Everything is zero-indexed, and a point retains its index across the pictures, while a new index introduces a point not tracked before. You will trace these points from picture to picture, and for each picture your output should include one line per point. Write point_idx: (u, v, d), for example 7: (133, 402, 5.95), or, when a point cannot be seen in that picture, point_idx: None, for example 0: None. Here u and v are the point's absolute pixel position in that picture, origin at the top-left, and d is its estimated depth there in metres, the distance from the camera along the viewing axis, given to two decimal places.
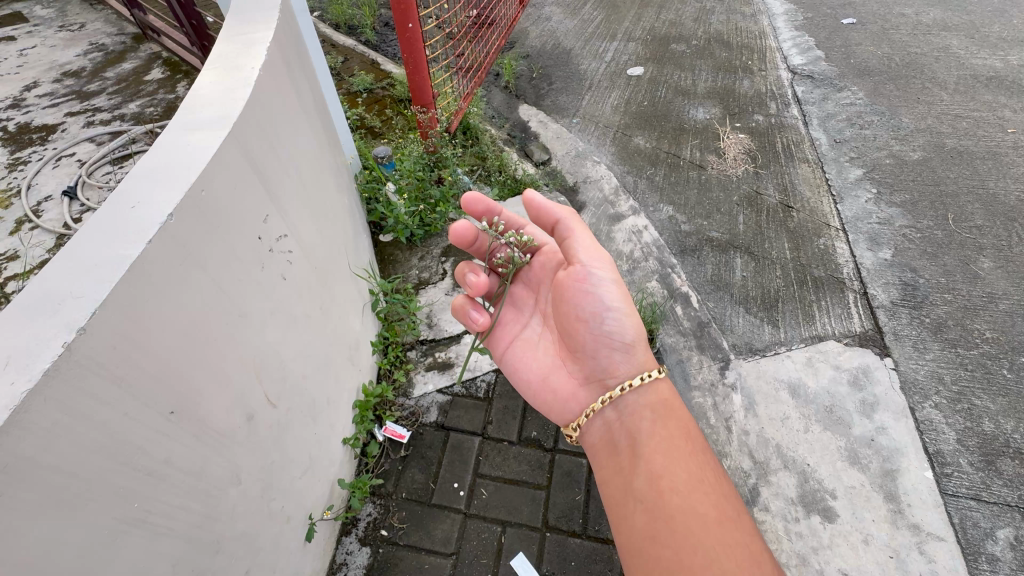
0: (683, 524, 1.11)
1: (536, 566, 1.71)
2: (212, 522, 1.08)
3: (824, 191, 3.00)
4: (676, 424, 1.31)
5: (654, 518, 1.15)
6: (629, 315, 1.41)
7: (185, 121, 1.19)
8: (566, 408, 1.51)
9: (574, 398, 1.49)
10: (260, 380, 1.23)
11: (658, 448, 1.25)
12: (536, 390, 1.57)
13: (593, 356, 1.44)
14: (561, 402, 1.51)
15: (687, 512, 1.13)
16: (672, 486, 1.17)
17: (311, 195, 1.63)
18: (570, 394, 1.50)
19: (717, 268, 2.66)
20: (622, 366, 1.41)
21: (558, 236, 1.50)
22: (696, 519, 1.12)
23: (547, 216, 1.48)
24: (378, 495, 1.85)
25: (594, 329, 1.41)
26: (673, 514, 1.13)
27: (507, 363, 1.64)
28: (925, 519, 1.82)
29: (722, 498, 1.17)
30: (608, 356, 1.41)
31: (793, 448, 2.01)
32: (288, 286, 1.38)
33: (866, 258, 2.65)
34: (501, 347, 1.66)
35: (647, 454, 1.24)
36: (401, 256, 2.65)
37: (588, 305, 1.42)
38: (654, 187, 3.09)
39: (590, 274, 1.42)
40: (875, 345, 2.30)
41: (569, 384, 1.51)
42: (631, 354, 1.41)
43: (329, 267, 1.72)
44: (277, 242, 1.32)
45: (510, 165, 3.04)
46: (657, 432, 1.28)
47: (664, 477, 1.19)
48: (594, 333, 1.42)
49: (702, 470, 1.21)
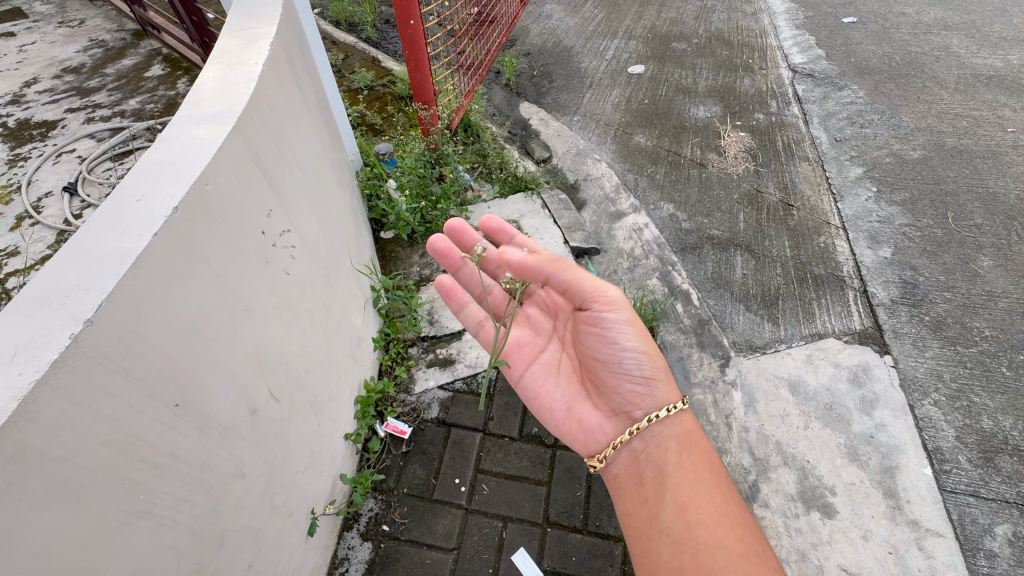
0: (709, 558, 1.16)
1: (538, 561, 1.71)
2: (216, 515, 1.08)
3: (824, 189, 3.01)
4: (700, 455, 1.36)
5: (681, 549, 1.19)
6: (648, 352, 1.44)
7: (188, 116, 1.19)
8: (593, 439, 1.49)
9: (600, 428, 1.49)
10: (263, 375, 1.23)
11: (684, 480, 1.29)
12: (560, 421, 1.56)
13: (618, 390, 1.47)
14: (586, 432, 1.50)
15: (714, 546, 1.18)
16: (699, 518, 1.23)
17: (314, 192, 1.63)
18: (596, 424, 1.49)
19: (718, 266, 2.66)
20: (646, 399, 1.43)
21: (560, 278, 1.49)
22: (723, 553, 1.17)
23: (536, 273, 1.51)
24: (380, 491, 1.85)
25: (615, 366, 1.46)
26: (700, 547, 1.18)
27: (527, 391, 1.63)
28: (924, 515, 1.83)
29: (747, 533, 1.22)
30: (632, 390, 1.44)
31: (793, 445, 2.02)
32: (291, 281, 1.38)
33: (866, 256, 2.66)
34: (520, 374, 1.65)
35: (674, 486, 1.29)
36: (402, 253, 2.66)
37: (607, 345, 1.46)
38: (655, 185, 3.09)
39: (602, 319, 1.46)
40: (874, 343, 2.31)
41: (595, 415, 1.51)
42: (653, 387, 1.43)
43: (332, 263, 1.72)
44: (280, 237, 1.33)
45: (511, 162, 3.04)
46: (683, 464, 1.33)
47: (690, 510, 1.24)
48: (616, 371, 1.46)
49: (727, 504, 1.26)
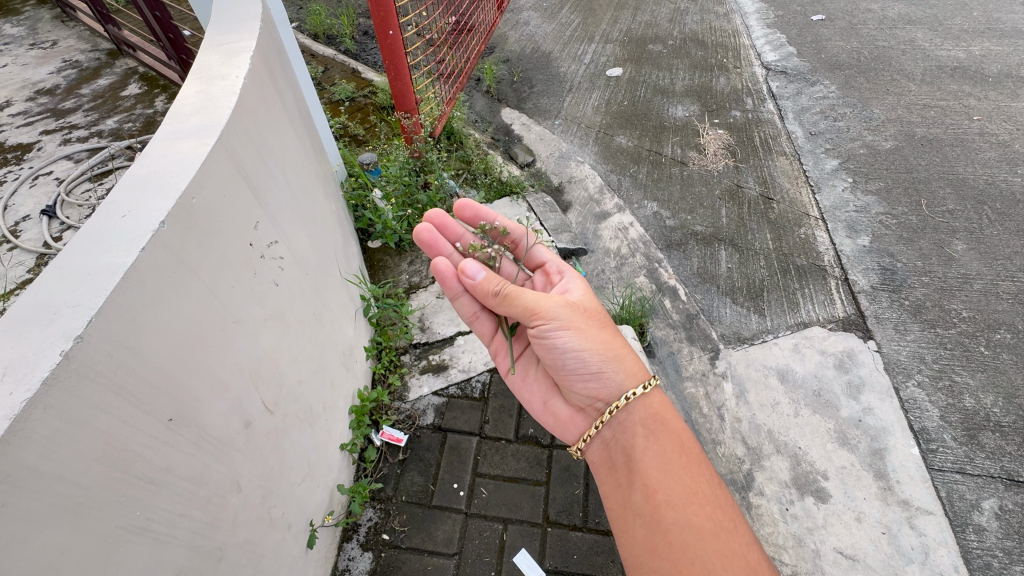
0: (679, 538, 1.18)
1: (539, 561, 1.72)
2: (214, 530, 1.07)
3: (802, 182, 3.08)
4: (669, 438, 1.35)
5: (652, 531, 1.21)
6: (590, 354, 1.43)
7: (171, 131, 1.19)
8: (566, 432, 1.57)
9: (572, 422, 1.56)
10: (256, 387, 1.23)
11: (654, 465, 1.30)
12: (539, 414, 1.68)
13: (574, 388, 1.51)
14: (560, 426, 1.60)
15: (684, 526, 1.19)
16: (668, 500, 1.23)
17: (300, 204, 1.64)
18: (568, 419, 1.57)
19: (703, 261, 2.71)
20: (603, 391, 1.44)
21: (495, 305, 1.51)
22: (692, 532, 1.18)
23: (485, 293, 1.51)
24: (378, 500, 1.85)
25: (563, 368, 1.49)
26: (670, 528, 1.20)
27: (514, 387, 1.76)
28: (915, 494, 1.87)
29: (717, 509, 1.23)
30: (585, 387, 1.47)
31: (785, 432, 2.06)
32: (281, 293, 1.38)
33: (845, 246, 2.72)
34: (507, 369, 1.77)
35: (644, 471, 1.29)
36: (390, 261, 2.67)
37: (550, 356, 1.49)
38: (638, 184, 3.14)
39: (540, 332, 1.46)
40: (858, 329, 2.37)
41: (566, 410, 1.58)
42: (604, 379, 1.43)
43: (320, 273, 1.71)
44: (267, 248, 1.32)
45: (495, 168, 3.07)
46: (652, 447, 1.33)
47: (659, 492, 1.25)
48: (565, 374, 1.49)
49: (696, 483, 1.27)
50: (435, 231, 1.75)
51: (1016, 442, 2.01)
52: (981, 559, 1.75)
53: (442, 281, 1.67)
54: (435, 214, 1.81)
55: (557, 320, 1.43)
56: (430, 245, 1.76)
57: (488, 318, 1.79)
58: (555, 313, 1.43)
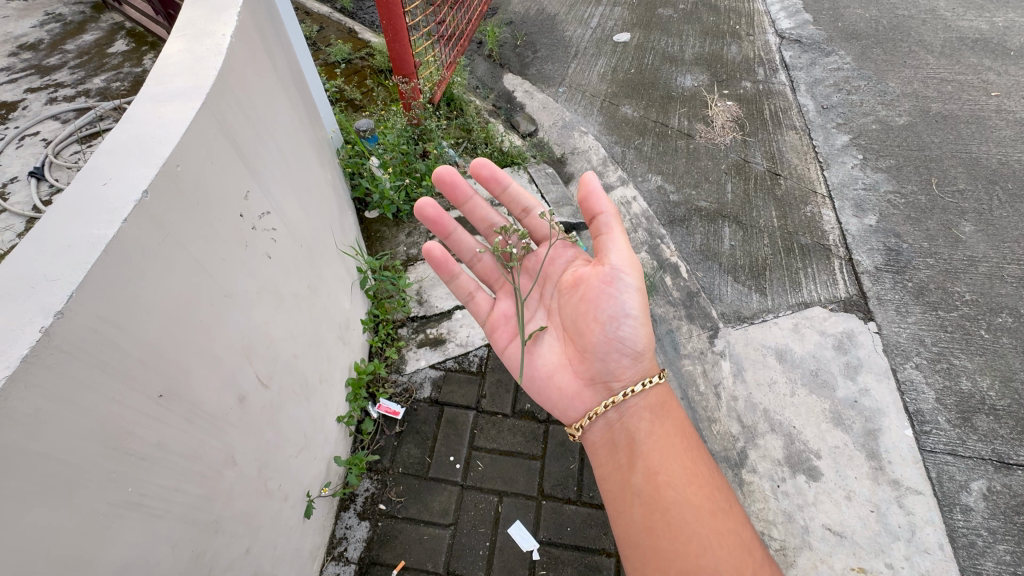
0: (678, 516, 1.21)
1: (534, 533, 1.74)
2: (210, 503, 1.08)
3: (810, 158, 3.01)
4: (671, 423, 1.39)
5: (652, 510, 1.24)
6: (645, 325, 1.44)
7: (154, 92, 1.13)
8: (570, 407, 1.52)
9: (578, 397, 1.51)
10: (250, 361, 1.21)
11: (656, 447, 1.33)
12: (541, 387, 1.58)
13: (603, 358, 1.46)
14: (563, 399, 1.54)
15: (683, 505, 1.23)
16: (668, 480, 1.27)
17: (293, 173, 1.57)
18: (574, 393, 1.51)
19: (706, 237, 2.67)
20: (628, 372, 1.45)
21: (597, 228, 1.48)
22: (690, 511, 1.22)
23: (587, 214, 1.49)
24: (375, 471, 1.86)
25: (611, 332, 1.44)
26: (670, 507, 1.23)
27: (509, 362, 1.69)
28: (905, 474, 1.89)
29: (714, 489, 1.28)
30: (617, 361, 1.45)
31: (780, 411, 2.08)
32: (274, 265, 1.34)
33: (851, 225, 2.68)
34: (503, 343, 1.70)
35: (646, 453, 1.32)
36: (388, 232, 2.61)
37: (607, 308, 1.46)
38: (643, 157, 3.06)
39: (616, 278, 1.45)
40: (859, 310, 2.35)
41: (574, 382, 1.52)
42: (639, 362, 1.45)
43: (315, 245, 1.66)
44: (259, 219, 1.27)
45: (496, 137, 2.98)
46: (655, 431, 1.37)
47: (660, 473, 1.28)
48: (609, 337, 1.44)
49: (694, 465, 1.31)
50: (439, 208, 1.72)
51: (1009, 425, 2.02)
52: (966, 538, 1.78)
53: (435, 265, 1.66)
54: (446, 174, 1.69)
55: (636, 277, 1.46)
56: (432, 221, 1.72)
57: (484, 296, 1.76)
58: (637, 269, 1.48)
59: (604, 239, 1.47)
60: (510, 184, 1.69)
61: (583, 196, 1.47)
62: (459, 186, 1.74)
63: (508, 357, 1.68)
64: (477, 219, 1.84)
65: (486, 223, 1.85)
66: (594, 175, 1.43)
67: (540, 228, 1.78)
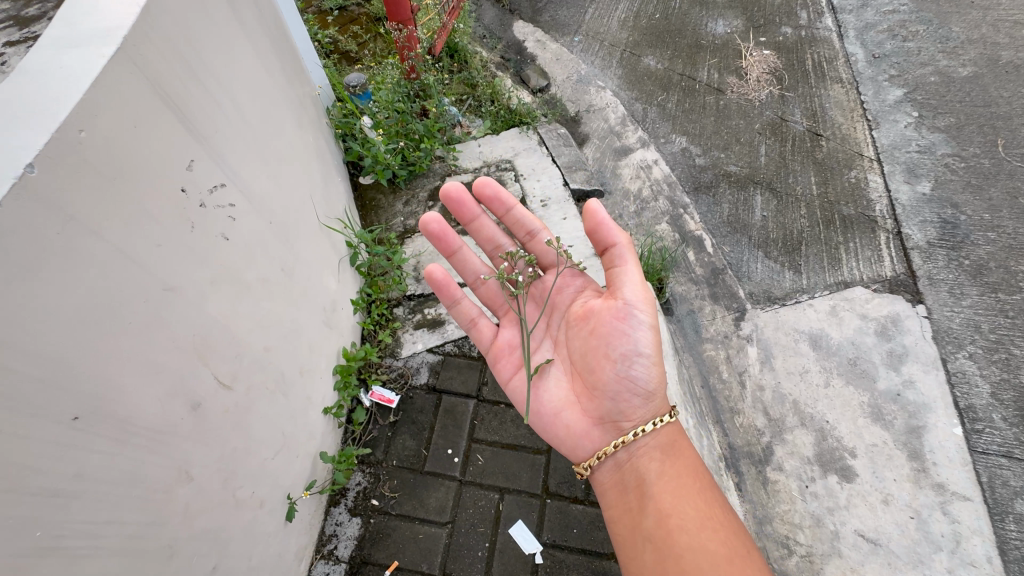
0: (691, 562, 1.14)
1: (536, 534, 1.61)
2: (160, 528, 0.94)
3: (857, 116, 2.67)
4: (685, 463, 1.31)
5: (663, 555, 1.17)
6: (658, 363, 1.33)
7: (62, 37, 0.91)
8: (578, 445, 1.39)
9: (587, 436, 1.38)
10: (206, 362, 1.05)
11: (668, 488, 1.26)
12: (547, 425, 1.45)
13: (613, 397, 1.35)
14: (571, 437, 1.40)
15: (696, 551, 1.15)
16: (680, 523, 1.19)
17: (261, 136, 1.35)
18: (584, 431, 1.39)
19: (734, 207, 2.41)
20: (639, 411, 1.34)
21: (610, 260, 1.39)
22: (704, 556, 1.14)
23: (599, 244, 1.39)
24: (368, 464, 1.73)
25: (623, 369, 1.33)
26: (682, 552, 1.15)
27: (513, 396, 1.53)
28: (952, 478, 1.70)
29: (730, 534, 1.19)
30: (628, 401, 1.33)
31: (812, 404, 1.89)
32: (235, 248, 1.15)
33: (902, 193, 2.38)
34: (507, 374, 1.54)
35: (657, 494, 1.25)
36: (384, 201, 2.39)
37: (618, 345, 1.34)
38: (666, 115, 2.75)
39: (630, 314, 1.34)
40: (906, 291, 2.09)
41: (583, 421, 1.40)
42: (651, 401, 1.34)
43: (292, 219, 1.46)
44: (210, 195, 1.07)
45: (503, 93, 2.69)
46: (667, 471, 1.29)
47: (672, 515, 1.21)
48: (620, 374, 1.33)
49: (709, 509, 1.23)
50: (444, 224, 1.56)
51: None
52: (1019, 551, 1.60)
53: (436, 288, 1.53)
54: (454, 192, 1.55)
55: (650, 313, 1.36)
56: (437, 238, 1.57)
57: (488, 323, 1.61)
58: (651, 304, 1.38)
59: (616, 270, 1.38)
60: (514, 206, 1.58)
61: (590, 229, 1.38)
62: (465, 205, 1.60)
63: (511, 392, 1.53)
64: (483, 239, 1.66)
65: (492, 244, 1.68)
66: (601, 204, 1.35)
67: (546, 254, 1.62)
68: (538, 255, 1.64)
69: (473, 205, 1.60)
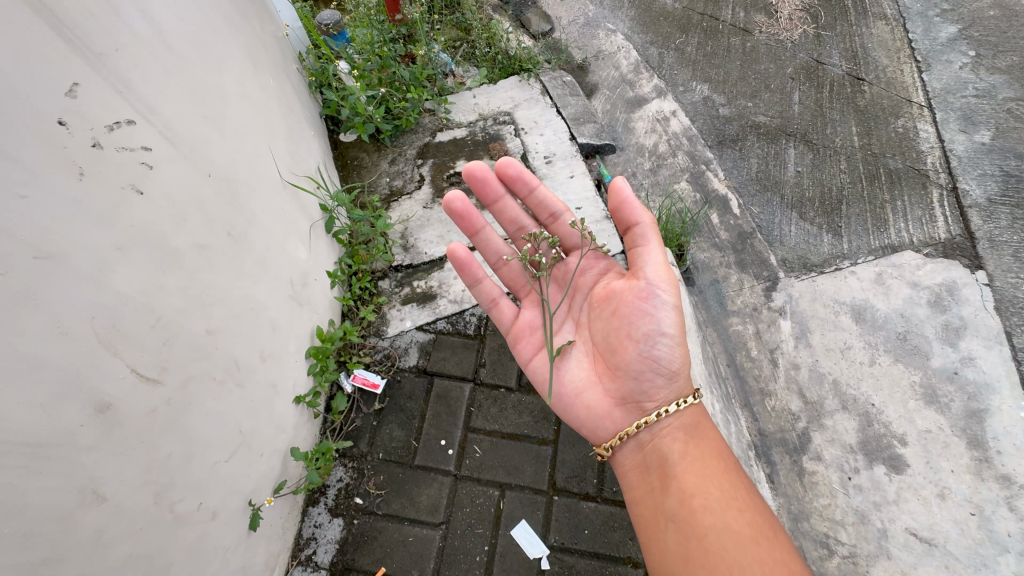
0: (719, 545, 0.98)
1: (543, 536, 1.42)
2: (59, 565, 0.74)
3: (905, 57, 2.33)
4: (710, 437, 1.14)
5: (687, 538, 1.01)
6: (685, 344, 1.12)
7: None
8: (599, 427, 1.20)
9: (608, 417, 1.19)
10: (116, 351, 0.82)
11: (692, 463, 1.09)
12: (565, 407, 1.24)
13: (636, 379, 1.14)
14: (592, 419, 1.20)
15: (724, 533, 0.99)
16: (706, 503, 1.03)
17: (195, 66, 1.08)
18: (604, 413, 1.19)
19: (764, 161, 2.12)
20: (664, 392, 1.14)
21: (631, 241, 1.17)
22: (733, 539, 0.98)
23: (623, 220, 1.16)
24: (350, 458, 1.52)
25: (646, 351, 1.12)
26: (708, 535, 0.99)
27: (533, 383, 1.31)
28: (1019, 469, 1.48)
29: (760, 513, 1.03)
30: (650, 381, 1.14)
31: (855, 385, 1.66)
32: (153, 205, 0.91)
33: (957, 143, 2.08)
34: (528, 356, 1.31)
35: (681, 471, 1.08)
36: (368, 159, 2.10)
37: (639, 324, 1.13)
38: (686, 60, 2.42)
39: (652, 294, 1.12)
40: (963, 255, 1.83)
41: (602, 402, 1.19)
42: (676, 381, 1.14)
43: (243, 173, 1.21)
44: (107, 135, 0.82)
45: (500, 37, 2.37)
46: (692, 446, 1.12)
47: (696, 495, 1.04)
48: (642, 355, 1.13)
49: (733, 486, 1.06)
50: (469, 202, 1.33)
51: None
52: None
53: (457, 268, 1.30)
54: (475, 168, 1.34)
55: (676, 288, 1.13)
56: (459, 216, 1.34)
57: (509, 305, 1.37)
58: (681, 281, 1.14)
59: (640, 246, 1.15)
60: (539, 185, 1.35)
61: (612, 207, 1.17)
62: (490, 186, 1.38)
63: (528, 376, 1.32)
64: (505, 220, 1.43)
65: (515, 225, 1.43)
66: (625, 181, 1.12)
67: (571, 235, 1.38)
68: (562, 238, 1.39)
69: (498, 184, 1.38)
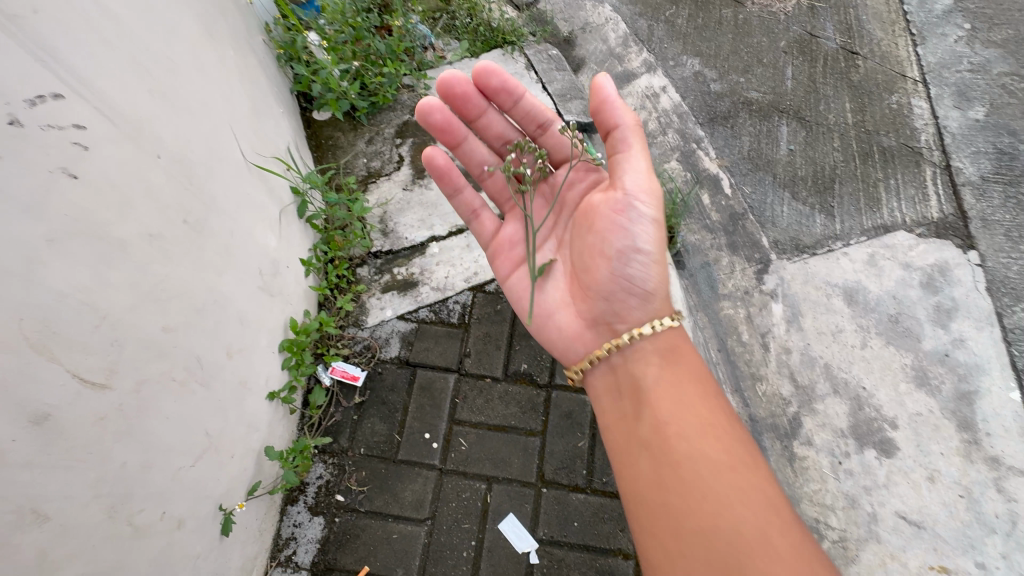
0: (692, 472, 0.95)
1: (531, 530, 1.38)
2: None
3: (900, 30, 2.26)
4: (687, 365, 1.10)
5: (660, 466, 0.98)
6: (661, 262, 1.09)
7: None
8: (571, 349, 1.19)
9: (579, 338, 1.18)
10: (53, 357, 0.74)
11: (667, 390, 1.05)
12: (541, 326, 1.24)
13: (607, 299, 1.12)
14: (565, 340, 1.19)
15: (697, 460, 0.96)
16: (680, 430, 1.00)
17: (139, 33, 0.97)
18: (575, 334, 1.18)
19: (756, 139, 2.05)
20: (637, 312, 1.11)
21: (611, 146, 1.12)
22: (706, 466, 0.95)
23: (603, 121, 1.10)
24: (330, 454, 1.46)
25: (619, 268, 1.10)
26: (680, 462, 0.97)
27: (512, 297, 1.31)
28: (1007, 451, 1.48)
29: (736, 441, 0.99)
30: (624, 302, 1.11)
31: (846, 368, 1.63)
32: (91, 190, 0.81)
33: (951, 120, 2.03)
34: (505, 273, 1.32)
35: (654, 397, 1.05)
36: (343, 139, 1.99)
37: (614, 241, 1.10)
38: (676, 33, 2.32)
39: (630, 207, 1.09)
40: (956, 235, 1.80)
41: (575, 324, 1.18)
42: (650, 303, 1.11)
43: (201, 153, 1.11)
44: (29, 111, 0.72)
45: (482, 7, 2.24)
46: (667, 373, 1.08)
47: (670, 422, 1.01)
48: (616, 273, 1.10)
49: (714, 414, 1.02)
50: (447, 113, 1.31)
51: None
52: None
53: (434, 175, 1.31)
54: (453, 79, 1.29)
55: (654, 206, 1.10)
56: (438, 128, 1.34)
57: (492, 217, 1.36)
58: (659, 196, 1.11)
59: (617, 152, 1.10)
60: (524, 93, 1.31)
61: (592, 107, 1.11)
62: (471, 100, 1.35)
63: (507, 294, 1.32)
64: (493, 135, 1.40)
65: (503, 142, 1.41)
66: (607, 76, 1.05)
67: (560, 145, 1.35)
68: (551, 148, 1.37)
69: (479, 98, 1.35)
